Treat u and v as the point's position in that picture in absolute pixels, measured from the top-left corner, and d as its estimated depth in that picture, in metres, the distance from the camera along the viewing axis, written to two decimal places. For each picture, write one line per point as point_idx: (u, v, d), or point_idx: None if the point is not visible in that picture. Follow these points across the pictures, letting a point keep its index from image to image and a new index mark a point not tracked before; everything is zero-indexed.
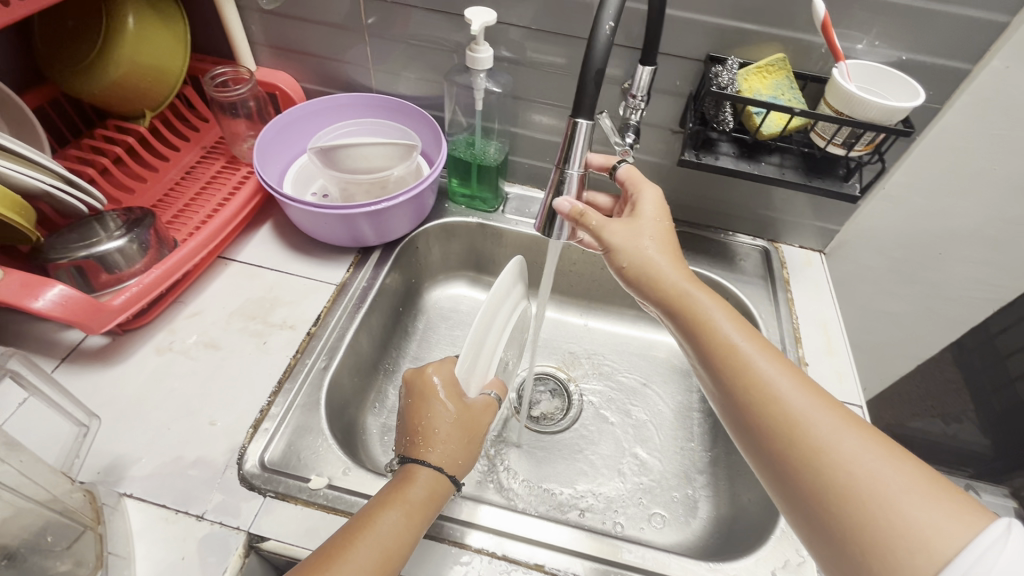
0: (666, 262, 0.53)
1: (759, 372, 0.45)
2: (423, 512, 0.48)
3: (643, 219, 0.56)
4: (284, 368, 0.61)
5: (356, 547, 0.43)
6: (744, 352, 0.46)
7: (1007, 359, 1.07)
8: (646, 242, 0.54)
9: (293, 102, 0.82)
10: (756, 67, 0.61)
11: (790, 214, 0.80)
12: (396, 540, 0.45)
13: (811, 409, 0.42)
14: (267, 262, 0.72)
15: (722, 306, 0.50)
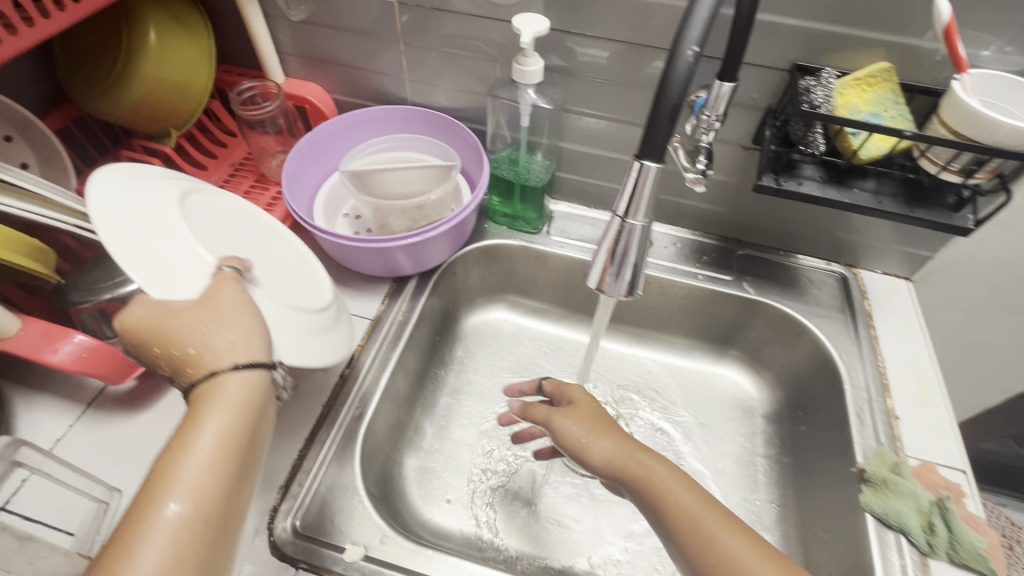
0: (606, 439, 0.49)
1: (728, 546, 0.39)
2: (237, 426, 0.38)
3: (578, 420, 0.52)
4: (317, 417, 0.56)
5: (137, 513, 0.34)
6: (708, 525, 0.41)
7: None
8: (600, 435, 0.50)
9: (324, 116, 0.76)
10: (854, 79, 0.52)
11: (874, 238, 0.71)
12: (214, 463, 0.36)
13: None
14: None
15: (669, 467, 0.45)
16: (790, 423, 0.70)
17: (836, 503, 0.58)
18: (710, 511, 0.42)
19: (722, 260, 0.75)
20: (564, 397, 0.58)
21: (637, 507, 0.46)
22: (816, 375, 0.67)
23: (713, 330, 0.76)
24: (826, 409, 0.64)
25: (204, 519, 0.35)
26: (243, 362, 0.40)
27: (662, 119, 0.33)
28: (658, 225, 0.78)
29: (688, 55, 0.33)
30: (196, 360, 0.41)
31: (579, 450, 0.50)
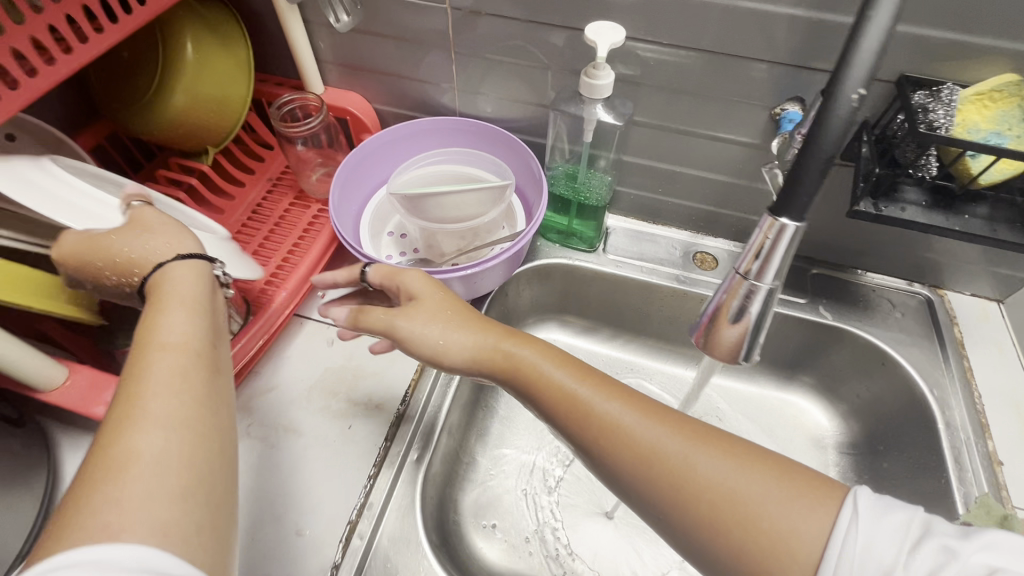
0: (502, 339, 0.48)
1: (632, 429, 0.42)
2: (199, 300, 0.42)
3: (422, 314, 0.49)
4: (375, 461, 0.53)
5: (151, 367, 0.36)
6: (613, 415, 0.42)
7: None
8: (450, 326, 0.48)
9: (367, 128, 0.72)
10: (975, 95, 0.46)
11: (968, 259, 0.65)
12: (187, 338, 0.38)
13: (697, 456, 0.39)
14: (345, 321, 0.64)
15: (578, 372, 0.46)
16: (869, 457, 0.65)
17: None
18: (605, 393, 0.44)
19: (795, 280, 0.69)
20: (394, 290, 0.53)
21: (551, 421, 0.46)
22: (901, 410, 0.62)
23: (782, 354, 0.71)
24: (914, 447, 0.60)
25: (194, 365, 0.37)
26: (181, 254, 0.44)
27: (813, 170, 0.32)
28: (724, 241, 0.72)
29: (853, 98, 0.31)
30: (141, 262, 0.44)
31: (432, 355, 0.48)
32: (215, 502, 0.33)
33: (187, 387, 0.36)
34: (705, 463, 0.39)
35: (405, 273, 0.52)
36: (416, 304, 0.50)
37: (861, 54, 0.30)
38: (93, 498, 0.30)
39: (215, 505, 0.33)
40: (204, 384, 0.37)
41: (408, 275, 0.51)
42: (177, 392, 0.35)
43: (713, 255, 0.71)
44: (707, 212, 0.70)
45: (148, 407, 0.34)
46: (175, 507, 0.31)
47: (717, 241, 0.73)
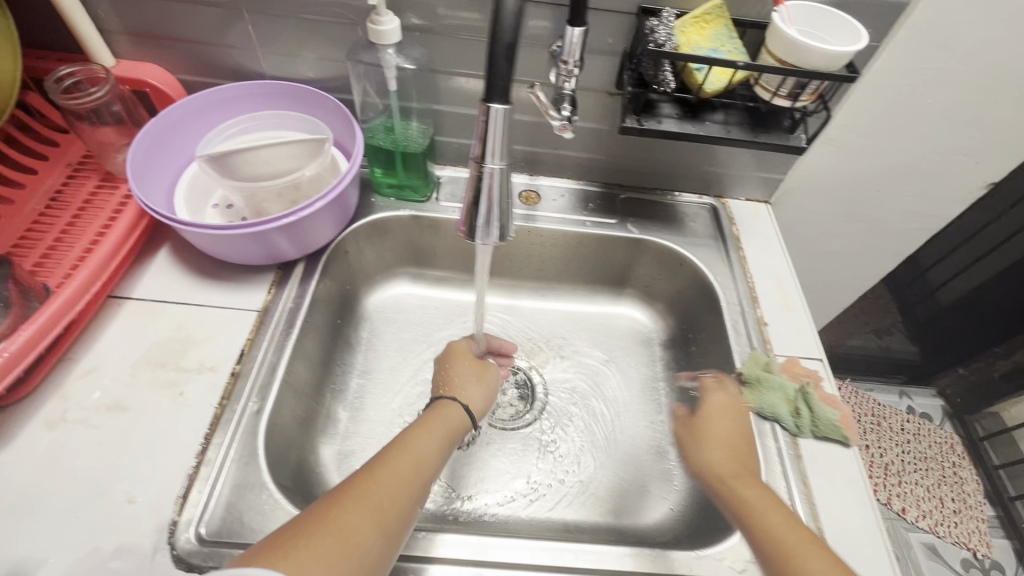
0: (734, 475, 0.50)
1: (774, 524, 0.45)
2: (445, 427, 0.55)
3: (452, 424, 0.56)
4: (210, 419, 0.53)
5: (393, 470, 0.46)
6: (773, 512, 0.45)
7: (927, 271, 1.30)
8: (710, 442, 0.55)
9: (171, 100, 0.69)
10: (692, 18, 0.56)
11: (737, 168, 0.77)
12: (420, 455, 0.49)
13: (806, 548, 0.42)
14: (169, 296, 0.62)
15: (759, 484, 0.49)
16: (683, 345, 0.76)
17: None
18: (762, 493, 0.48)
19: (607, 205, 0.79)
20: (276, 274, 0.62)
21: (733, 521, 0.48)
22: (697, 299, 0.74)
23: (607, 272, 0.81)
24: (708, 326, 0.72)
25: (415, 476, 0.47)
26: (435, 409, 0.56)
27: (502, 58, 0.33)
28: (546, 178, 0.80)
29: None
30: None
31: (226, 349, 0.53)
32: (384, 557, 0.41)
33: (405, 493, 0.45)
34: (811, 561, 0.41)
35: (448, 405, 0.58)
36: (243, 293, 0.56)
37: None
38: (299, 546, 0.37)
39: (364, 550, 0.39)
40: (413, 497, 0.46)
41: (449, 410, 0.57)
42: (399, 500, 0.44)
43: (535, 191, 0.79)
44: (525, 151, 0.76)
45: (373, 497, 0.43)
46: (343, 557, 0.38)
47: (539, 178, 0.80)
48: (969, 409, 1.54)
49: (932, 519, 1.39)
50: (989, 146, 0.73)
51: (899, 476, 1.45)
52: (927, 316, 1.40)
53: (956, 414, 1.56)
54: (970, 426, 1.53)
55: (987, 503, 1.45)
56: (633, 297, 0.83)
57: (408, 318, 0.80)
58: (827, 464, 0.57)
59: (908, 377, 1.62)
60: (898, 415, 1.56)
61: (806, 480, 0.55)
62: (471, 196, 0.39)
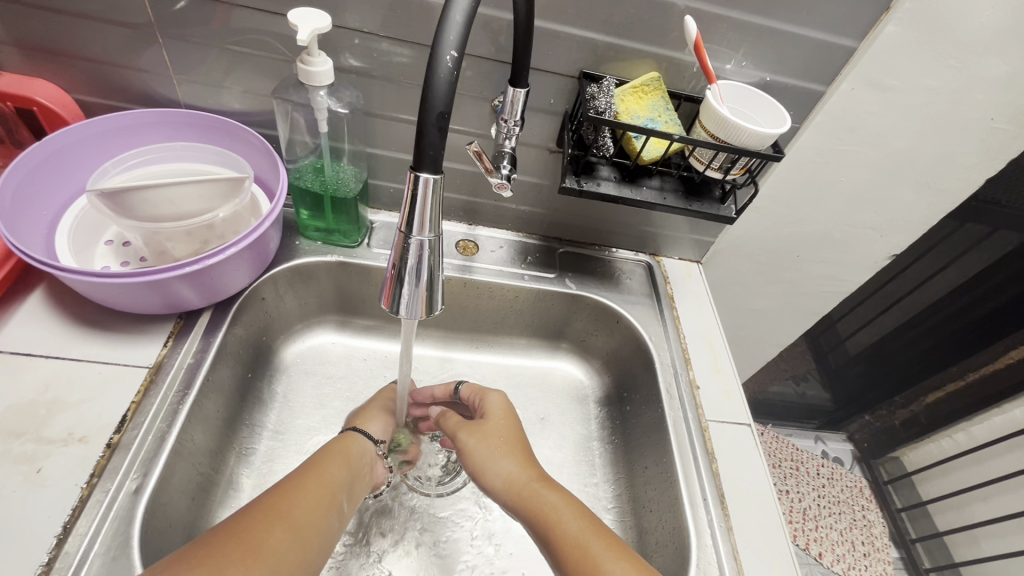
0: (529, 478, 0.54)
1: (572, 527, 0.48)
2: (353, 455, 0.54)
3: (359, 453, 0.55)
4: (74, 503, 0.45)
5: (306, 492, 0.45)
6: (567, 529, 0.48)
7: (835, 324, 1.33)
8: (500, 455, 0.56)
9: (63, 122, 0.61)
10: (631, 87, 0.57)
11: (670, 229, 0.79)
12: (337, 482, 0.49)
13: (606, 554, 0.46)
14: (39, 348, 0.53)
15: (556, 488, 0.52)
16: (618, 404, 0.76)
17: (657, 473, 0.64)
18: (574, 513, 0.50)
19: (545, 259, 0.78)
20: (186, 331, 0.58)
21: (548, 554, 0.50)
22: (633, 358, 0.74)
23: (546, 326, 0.79)
24: (644, 387, 0.71)
25: (332, 500, 0.47)
26: (340, 438, 0.56)
27: (432, 125, 0.31)
28: (484, 229, 0.78)
29: (453, 57, 0.30)
30: None
31: (120, 425, 0.50)
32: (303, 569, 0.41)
33: (322, 515, 0.45)
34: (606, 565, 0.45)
35: (353, 438, 0.57)
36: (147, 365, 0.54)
37: (449, 28, 0.30)
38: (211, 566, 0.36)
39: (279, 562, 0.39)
40: (328, 520, 0.45)
41: (352, 442, 0.56)
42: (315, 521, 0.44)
43: (473, 241, 0.77)
44: (465, 201, 0.74)
45: (288, 515, 0.42)
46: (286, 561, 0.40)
47: (476, 228, 0.78)
48: (875, 453, 1.58)
49: (847, 565, 1.34)
50: (894, 222, 0.78)
51: (817, 521, 1.40)
52: (834, 363, 1.44)
53: (864, 458, 1.60)
54: (876, 470, 1.57)
55: (893, 545, 1.46)
56: (570, 352, 0.82)
57: (330, 370, 0.74)
58: (754, 536, 0.57)
59: (820, 422, 1.66)
60: (814, 458, 1.56)
61: (735, 555, 0.55)
62: (395, 263, 0.37)
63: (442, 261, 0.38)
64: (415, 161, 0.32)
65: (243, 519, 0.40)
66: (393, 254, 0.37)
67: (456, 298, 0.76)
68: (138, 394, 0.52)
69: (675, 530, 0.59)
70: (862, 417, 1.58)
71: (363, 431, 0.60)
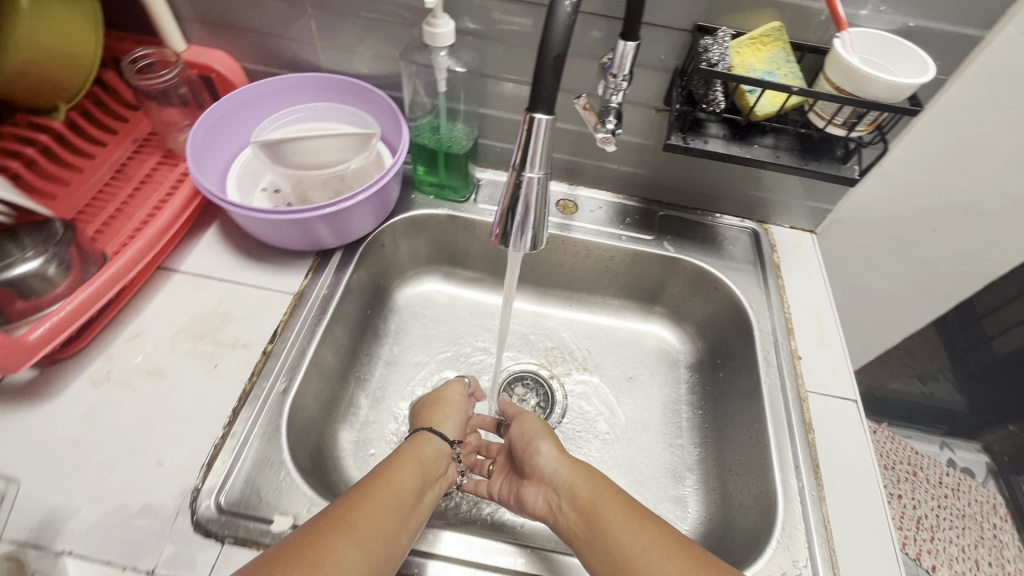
0: (570, 462, 0.57)
1: (610, 510, 0.49)
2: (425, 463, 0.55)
3: (430, 452, 0.57)
4: (239, 394, 0.56)
5: (376, 500, 0.46)
6: (607, 512, 0.49)
7: (980, 320, 1.13)
8: (547, 438, 0.60)
9: (233, 86, 0.72)
10: (749, 38, 0.55)
11: (781, 195, 0.75)
12: (410, 488, 0.50)
13: (644, 548, 0.45)
14: (214, 271, 0.65)
15: (596, 475, 0.54)
16: (711, 371, 0.75)
17: (747, 438, 0.64)
18: (607, 495, 0.51)
19: (643, 220, 0.78)
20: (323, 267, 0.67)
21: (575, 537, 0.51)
22: (730, 323, 0.73)
23: (640, 289, 0.80)
24: (741, 355, 0.70)
25: (403, 506, 0.48)
26: (415, 431, 0.60)
27: (549, 68, 0.34)
28: (583, 189, 0.80)
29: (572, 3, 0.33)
30: None
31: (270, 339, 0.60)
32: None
33: (390, 526, 0.45)
34: (631, 540, 0.46)
35: (425, 438, 0.59)
36: (287, 296, 0.64)
37: None
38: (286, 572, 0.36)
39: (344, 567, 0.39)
40: (399, 530, 0.46)
41: (425, 441, 0.58)
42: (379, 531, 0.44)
43: (572, 201, 0.79)
44: (567, 160, 0.76)
45: (355, 525, 0.43)
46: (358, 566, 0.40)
47: (575, 188, 0.80)
48: (1017, 469, 1.37)
49: None
50: None
51: (933, 531, 1.25)
52: (973, 364, 1.27)
53: (1002, 472, 1.39)
54: (1017, 489, 1.37)
55: None
56: (664, 317, 0.82)
57: (438, 314, 0.81)
58: (851, 511, 0.55)
59: (949, 427, 1.47)
60: (937, 466, 1.40)
61: (827, 526, 0.54)
62: (506, 206, 0.40)
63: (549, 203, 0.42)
64: (530, 102, 0.35)
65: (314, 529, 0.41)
66: (501, 200, 0.41)
67: (552, 257, 0.79)
68: (276, 325, 0.61)
69: (762, 495, 0.58)
70: (1005, 426, 1.37)
71: (438, 432, 0.61)
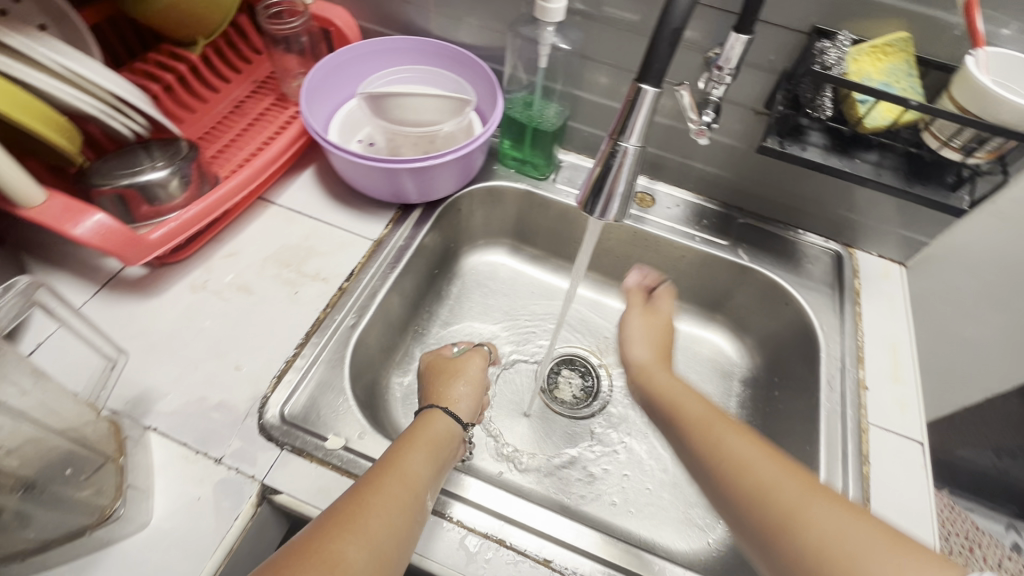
0: (661, 370, 0.60)
1: (728, 441, 0.46)
2: (439, 443, 0.51)
3: (438, 429, 0.52)
4: (313, 321, 0.60)
5: (385, 493, 0.43)
6: (731, 443, 0.46)
7: None
8: (642, 344, 0.64)
9: (347, 41, 0.77)
10: (870, 47, 0.53)
11: (874, 220, 0.71)
12: (422, 476, 0.46)
13: (782, 479, 0.41)
14: (306, 209, 0.70)
15: (704, 402, 0.53)
16: (766, 388, 0.73)
17: (795, 460, 0.62)
18: (721, 419, 0.49)
19: (720, 225, 0.77)
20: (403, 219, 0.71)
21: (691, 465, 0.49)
22: (796, 343, 0.70)
23: (705, 294, 0.79)
24: (802, 377, 0.67)
25: (414, 500, 0.44)
26: (425, 407, 0.55)
27: (665, 42, 0.35)
28: (662, 185, 0.79)
29: None
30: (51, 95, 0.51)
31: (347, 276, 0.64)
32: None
33: (400, 521, 0.42)
34: (762, 464, 0.43)
35: (433, 416, 0.54)
36: (367, 241, 0.68)
37: None
38: None
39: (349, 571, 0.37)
40: (409, 523, 0.43)
41: (434, 418, 0.53)
42: (388, 527, 0.41)
43: (650, 195, 0.78)
44: (652, 153, 0.76)
45: (363, 521, 0.40)
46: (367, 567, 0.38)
47: (655, 183, 0.80)
48: None
49: None
50: None
51: None
52: None
53: None
54: None
55: None
56: (725, 327, 0.80)
57: (499, 286, 0.83)
58: None
59: (1020, 509, 1.34)
60: (999, 547, 1.28)
61: None
62: (597, 175, 0.42)
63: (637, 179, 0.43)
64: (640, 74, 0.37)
65: (320, 529, 0.39)
66: (593, 170, 0.43)
67: (620, 247, 0.79)
68: (355, 265, 0.66)
69: None
70: None
71: (448, 412, 0.55)
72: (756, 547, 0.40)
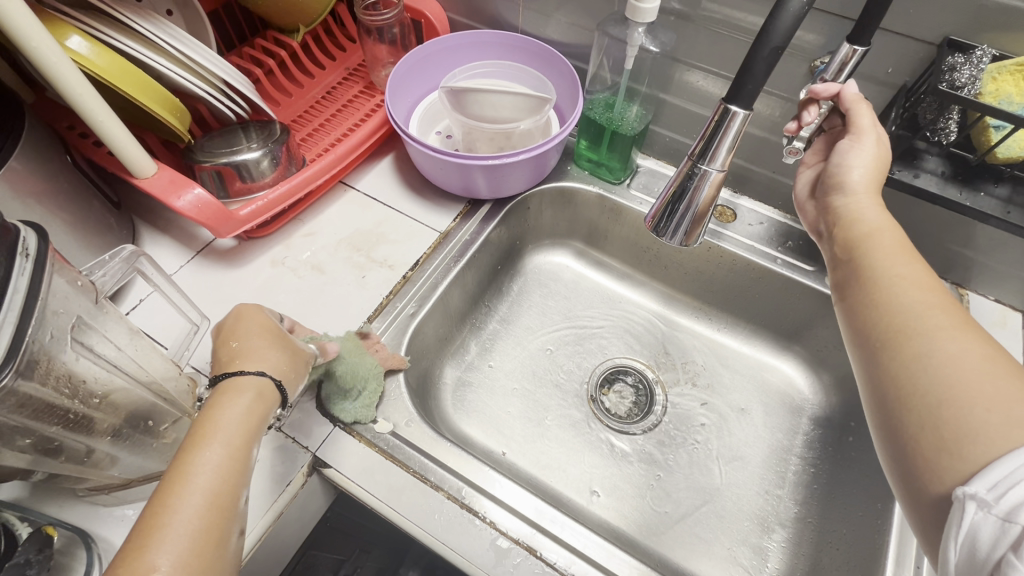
0: (866, 189, 0.47)
1: (888, 270, 0.41)
2: (249, 429, 0.42)
3: (240, 404, 0.43)
4: (376, 306, 0.63)
5: (176, 518, 0.36)
6: (891, 278, 0.40)
7: None
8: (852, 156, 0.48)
9: (436, 33, 0.78)
10: (1016, 64, 0.46)
11: (996, 261, 0.62)
12: (225, 486, 0.39)
13: (941, 330, 0.36)
14: (381, 196, 0.73)
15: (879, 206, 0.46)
16: (839, 431, 0.67)
17: (863, 518, 0.56)
18: (893, 238, 0.43)
19: (808, 248, 0.70)
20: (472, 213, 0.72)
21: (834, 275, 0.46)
22: None
23: (781, 321, 0.73)
24: None
25: (219, 515, 0.38)
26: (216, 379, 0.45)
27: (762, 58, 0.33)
28: (746, 200, 0.74)
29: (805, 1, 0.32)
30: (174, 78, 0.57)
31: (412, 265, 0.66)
32: None
33: (195, 544, 0.36)
34: (915, 303, 0.38)
35: (231, 387, 0.44)
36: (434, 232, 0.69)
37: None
38: None
39: None
40: (214, 542, 0.37)
41: (232, 395, 0.43)
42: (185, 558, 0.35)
43: (731, 209, 0.74)
44: (738, 166, 0.72)
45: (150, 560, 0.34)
46: None
47: (738, 197, 0.75)
48: None
49: None
50: None
51: None
52: None
53: None
54: None
55: None
56: (800, 358, 0.74)
57: (561, 288, 0.82)
58: None
59: None
60: None
61: None
62: (670, 194, 0.41)
63: (715, 204, 0.41)
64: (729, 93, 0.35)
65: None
66: (666, 189, 0.41)
67: (691, 262, 0.76)
68: (422, 254, 0.67)
69: None
70: None
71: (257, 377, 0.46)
72: (870, 369, 0.39)
